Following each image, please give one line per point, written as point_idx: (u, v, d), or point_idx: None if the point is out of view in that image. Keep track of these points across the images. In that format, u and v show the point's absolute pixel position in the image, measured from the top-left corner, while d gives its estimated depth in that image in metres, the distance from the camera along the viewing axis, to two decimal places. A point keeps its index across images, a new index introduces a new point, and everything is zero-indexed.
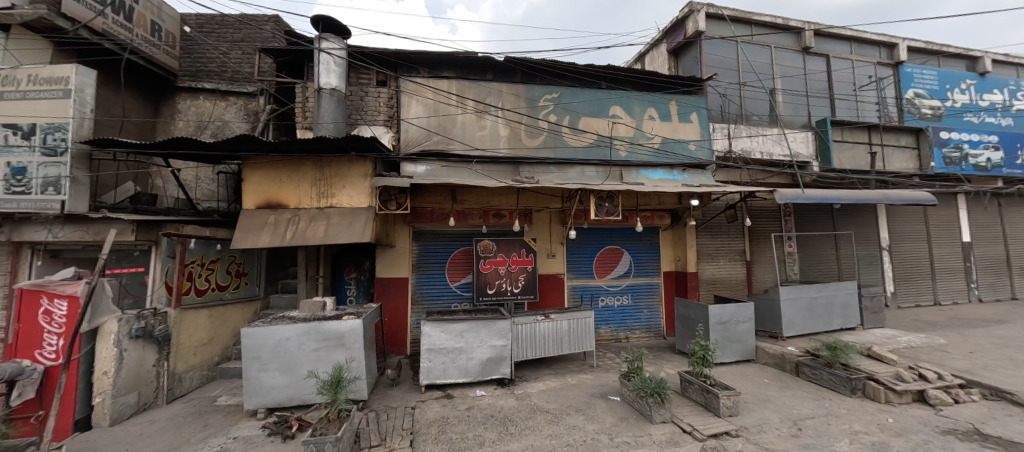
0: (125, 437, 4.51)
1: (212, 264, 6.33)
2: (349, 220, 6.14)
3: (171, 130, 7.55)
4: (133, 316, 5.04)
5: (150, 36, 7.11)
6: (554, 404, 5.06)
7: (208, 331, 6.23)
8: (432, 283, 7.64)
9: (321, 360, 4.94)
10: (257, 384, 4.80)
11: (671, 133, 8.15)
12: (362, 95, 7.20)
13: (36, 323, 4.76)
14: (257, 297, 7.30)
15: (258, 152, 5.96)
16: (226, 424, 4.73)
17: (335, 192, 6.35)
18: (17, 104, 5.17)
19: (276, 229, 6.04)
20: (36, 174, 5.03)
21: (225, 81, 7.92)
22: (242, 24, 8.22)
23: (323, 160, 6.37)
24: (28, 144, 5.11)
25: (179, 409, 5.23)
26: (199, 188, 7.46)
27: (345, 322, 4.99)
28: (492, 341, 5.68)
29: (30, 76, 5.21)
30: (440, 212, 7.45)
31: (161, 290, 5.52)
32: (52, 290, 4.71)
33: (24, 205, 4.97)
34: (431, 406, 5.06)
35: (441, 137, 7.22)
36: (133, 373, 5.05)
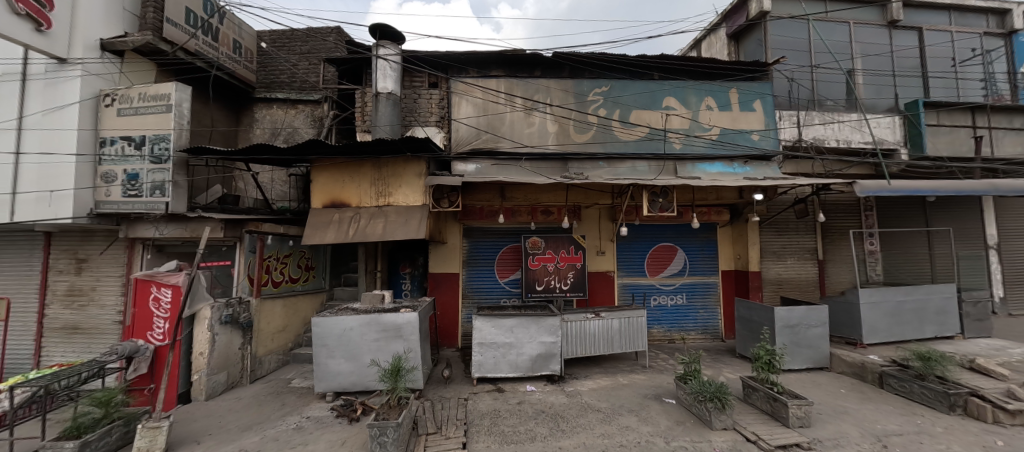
0: (218, 411, 5.11)
1: (285, 258, 6.97)
2: (404, 218, 6.44)
3: (250, 137, 8.34)
4: (223, 305, 5.67)
5: (233, 53, 7.89)
6: (605, 403, 5.00)
7: (283, 319, 6.86)
8: (482, 279, 7.81)
9: (381, 350, 5.25)
10: (325, 370, 5.21)
11: (731, 123, 7.65)
12: (415, 97, 7.54)
13: (147, 309, 5.47)
14: (323, 289, 7.93)
15: (324, 155, 6.43)
16: (299, 405, 5.19)
17: (392, 191, 6.68)
18: (129, 119, 5.92)
19: (340, 227, 6.49)
20: (146, 179, 5.81)
21: (295, 90, 8.65)
22: (309, 37, 8.95)
23: (381, 161, 6.72)
24: (140, 153, 5.90)
25: (261, 389, 5.83)
26: (273, 189, 8.22)
27: (402, 314, 5.27)
28: (542, 338, 5.71)
29: (139, 93, 5.94)
30: (489, 209, 7.56)
31: (245, 281, 6.15)
32: (160, 280, 5.42)
33: (137, 205, 5.80)
34: (483, 398, 5.20)
35: (490, 136, 7.36)
36: (223, 354, 5.69)
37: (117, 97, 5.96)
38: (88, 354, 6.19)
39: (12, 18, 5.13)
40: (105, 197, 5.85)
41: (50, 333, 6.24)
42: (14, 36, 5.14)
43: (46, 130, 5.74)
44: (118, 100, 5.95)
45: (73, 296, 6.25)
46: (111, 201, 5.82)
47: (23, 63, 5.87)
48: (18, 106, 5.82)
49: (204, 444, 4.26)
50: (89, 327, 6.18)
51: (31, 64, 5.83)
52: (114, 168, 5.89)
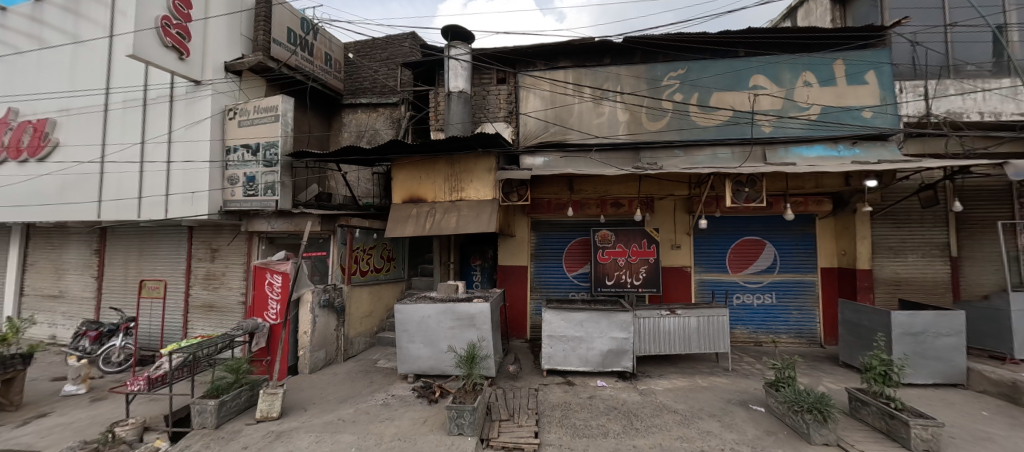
0: (319, 383, 5.80)
1: (371, 249, 7.62)
2: (476, 212, 6.68)
3: (339, 140, 9.21)
4: (321, 289, 6.39)
5: (325, 65, 8.76)
6: (683, 404, 4.76)
7: (369, 305, 7.53)
8: (550, 272, 7.83)
9: (457, 337, 5.54)
10: (406, 353, 5.63)
11: (836, 99, 6.71)
12: (484, 94, 7.75)
13: (263, 291, 6.28)
14: (402, 278, 8.56)
15: (402, 154, 6.88)
16: (385, 383, 5.69)
17: (465, 186, 6.95)
18: (247, 129, 6.88)
19: (418, 221, 6.93)
20: (261, 181, 6.73)
21: (376, 95, 9.27)
22: (388, 45, 9.62)
23: (454, 158, 7.01)
24: (256, 158, 6.82)
25: (353, 367, 6.49)
26: (359, 187, 9.01)
27: (475, 304, 5.49)
28: (613, 333, 5.57)
29: (254, 106, 6.86)
30: (557, 202, 7.59)
31: (338, 270, 6.85)
32: (273, 267, 6.19)
33: (254, 203, 6.75)
34: (553, 390, 5.24)
35: (558, 128, 7.31)
36: (322, 334, 6.43)
37: (238, 110, 6.95)
38: (221, 328, 7.39)
39: (161, 50, 6.22)
40: (231, 197, 6.90)
41: (193, 310, 7.56)
42: (163, 65, 6.26)
43: (188, 142, 6.91)
44: (238, 113, 6.94)
45: (209, 279, 7.48)
46: (236, 200, 6.85)
47: (170, 87, 7.09)
48: (167, 123, 7.07)
49: (310, 412, 4.86)
50: (221, 306, 7.38)
51: (176, 87, 7.04)
52: (237, 172, 6.91)
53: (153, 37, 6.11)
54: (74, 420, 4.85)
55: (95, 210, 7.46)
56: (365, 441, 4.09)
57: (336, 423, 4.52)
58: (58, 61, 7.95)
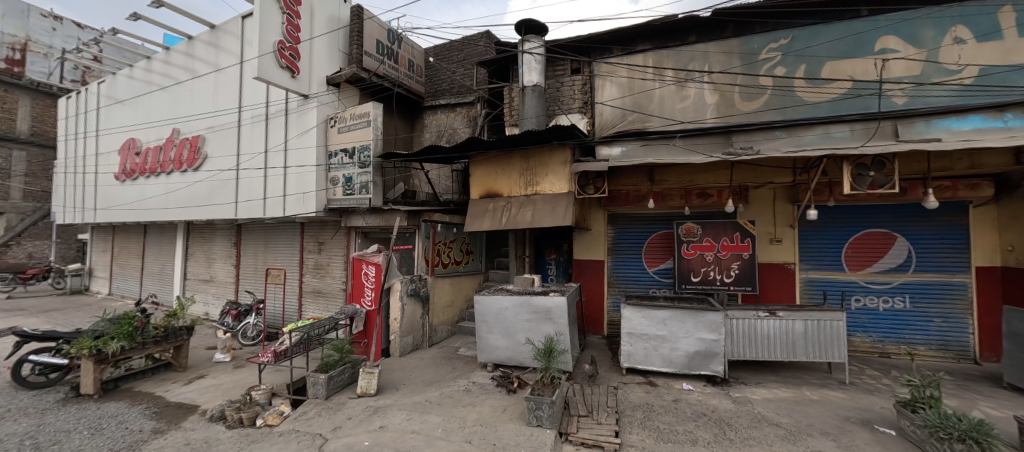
0: (408, 366, 6.28)
1: (451, 243, 7.97)
2: (551, 205, 6.65)
3: (421, 141, 9.77)
4: (409, 280, 6.91)
5: (408, 71, 9.37)
6: (787, 418, 4.25)
7: (450, 295, 7.94)
8: (628, 267, 7.50)
9: (534, 329, 5.58)
10: (486, 343, 5.83)
11: (1003, 56, 5.34)
12: (558, 86, 7.65)
13: (359, 280, 6.92)
14: (480, 271, 8.90)
15: (480, 150, 7.10)
16: (466, 371, 5.96)
17: (540, 180, 6.94)
18: (346, 135, 7.66)
19: (495, 215, 7.10)
20: (357, 181, 7.44)
21: (453, 95, 9.55)
22: (464, 46, 9.91)
23: (529, 152, 7.04)
24: (352, 161, 7.54)
25: (437, 353, 6.91)
26: (440, 184, 9.47)
27: (551, 297, 5.49)
28: (701, 334, 5.17)
29: (351, 114, 7.61)
30: (636, 194, 7.25)
31: (423, 263, 7.30)
32: (367, 259, 6.77)
33: (352, 201, 7.49)
34: (634, 390, 5.03)
35: (638, 115, 6.93)
36: (410, 321, 6.94)
37: (338, 119, 7.78)
38: (327, 311, 8.37)
39: (278, 70, 7.14)
40: (333, 196, 7.75)
41: (306, 295, 8.66)
42: (281, 83, 7.20)
43: (299, 149, 7.90)
44: (338, 121, 7.75)
45: (318, 269, 8.51)
46: (337, 199, 7.69)
47: (285, 102, 8.16)
48: (284, 134, 8.16)
49: (402, 391, 5.30)
50: (327, 292, 8.35)
51: (289, 101, 8.08)
52: (337, 174, 7.73)
53: (272, 60, 7.05)
54: (222, 383, 5.87)
55: (232, 210, 8.89)
56: (450, 423, 4.33)
57: (424, 404, 4.85)
58: (204, 87, 9.59)
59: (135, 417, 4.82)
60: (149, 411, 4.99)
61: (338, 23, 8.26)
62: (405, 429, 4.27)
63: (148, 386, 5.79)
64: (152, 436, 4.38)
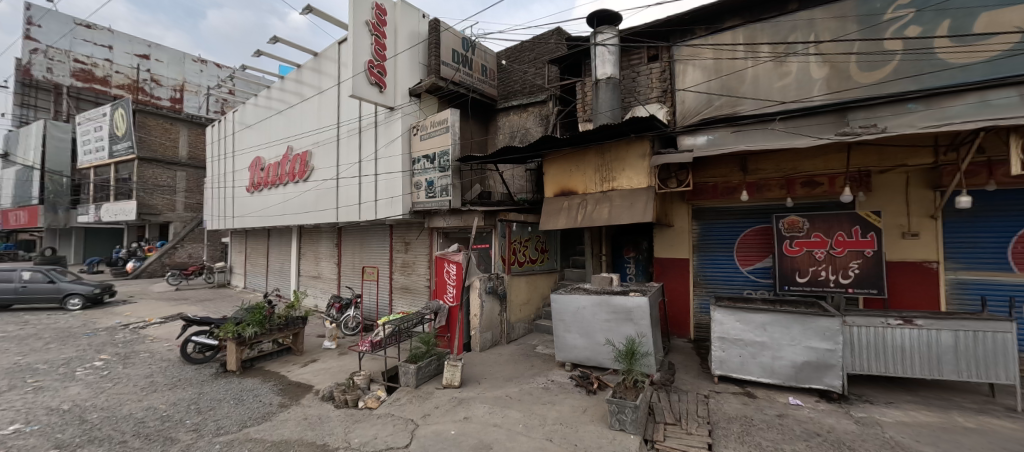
0: (489, 361, 6.47)
1: (526, 241, 8.04)
2: (630, 201, 6.36)
3: (495, 142, 9.97)
4: (487, 277, 7.14)
5: (482, 75, 9.67)
6: (929, 447, 3.55)
7: (527, 293, 8.02)
8: (718, 266, 6.89)
9: (614, 330, 5.38)
10: (563, 342, 5.77)
11: None
12: (634, 76, 7.38)
13: (441, 278, 7.26)
14: (555, 269, 8.88)
15: (554, 148, 7.06)
16: (545, 369, 5.96)
17: (617, 175, 6.68)
18: (428, 141, 8.14)
19: (570, 213, 7.00)
20: (438, 184, 7.86)
21: (524, 95, 9.55)
22: (535, 45, 9.89)
23: (604, 147, 6.81)
24: (433, 165, 7.98)
25: (515, 349, 7.03)
26: (514, 184, 9.55)
27: (632, 297, 5.24)
28: (811, 342, 4.54)
29: (431, 122, 8.07)
30: (725, 185, 6.65)
31: (500, 261, 7.47)
32: (448, 257, 7.12)
33: (434, 203, 7.93)
34: (729, 400, 4.59)
35: (727, 99, 6.29)
36: (488, 318, 7.16)
37: (420, 127, 8.31)
38: (414, 306, 8.99)
39: (369, 87, 7.84)
40: (417, 199, 8.29)
41: (395, 291, 9.40)
42: (371, 98, 7.90)
43: (387, 157, 8.61)
44: (420, 129, 8.28)
45: (405, 266, 9.18)
46: (421, 202, 8.21)
47: (374, 115, 8.94)
48: (374, 144, 8.95)
49: (483, 385, 5.48)
50: (414, 289, 8.97)
51: (378, 114, 8.83)
52: (420, 178, 8.24)
53: (364, 78, 7.77)
54: (330, 367, 6.62)
55: (334, 214, 9.99)
56: (531, 420, 4.36)
57: (505, 398, 4.96)
58: (310, 108, 10.92)
59: (266, 392, 5.66)
60: (276, 388, 5.82)
61: (418, 37, 8.81)
62: (487, 421, 4.40)
63: (274, 366, 6.74)
64: (278, 409, 5.09)
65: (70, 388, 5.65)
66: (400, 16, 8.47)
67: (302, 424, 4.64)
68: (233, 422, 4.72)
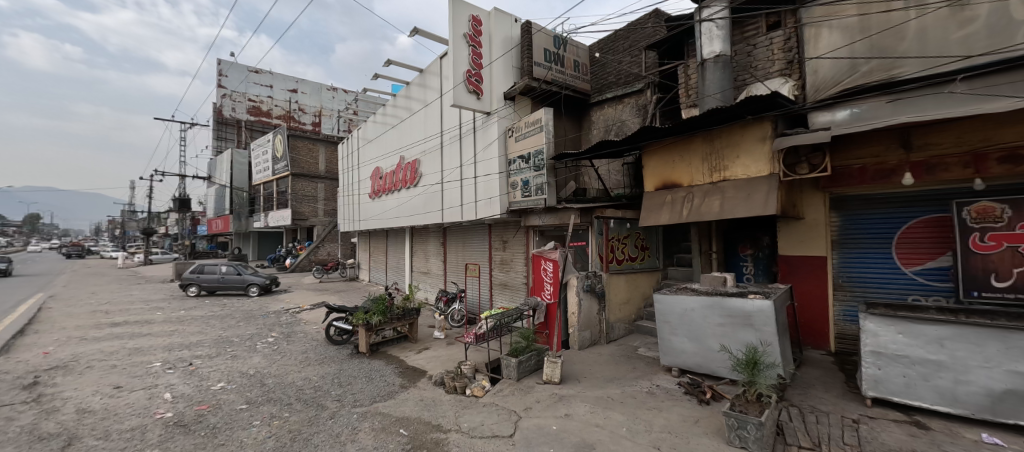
0: (588, 360, 6.35)
1: (625, 239, 7.67)
2: (747, 192, 5.64)
3: (589, 138, 9.70)
4: (585, 275, 6.99)
5: (574, 71, 9.51)
6: None
7: (627, 293, 7.67)
8: (867, 266, 5.73)
9: (730, 335, 4.82)
10: (670, 346, 5.36)
11: None
12: (750, 49, 6.56)
13: (539, 275, 7.31)
14: (657, 268, 8.35)
15: (653, 139, 6.62)
16: (649, 372, 5.62)
17: (729, 164, 6.00)
18: (523, 142, 8.30)
19: (673, 208, 6.50)
20: (533, 183, 7.96)
21: (620, 86, 9.12)
22: (630, 32, 9.28)
23: (714, 133, 6.16)
24: (528, 165, 8.11)
25: (615, 350, 6.78)
26: (610, 179, 9.18)
27: (751, 300, 4.63)
28: (1017, 366, 3.49)
29: (526, 123, 8.23)
30: (878, 167, 5.48)
31: (597, 259, 7.24)
32: (545, 255, 7.14)
33: (531, 202, 8.05)
34: (888, 428, 3.77)
35: (879, 62, 5.16)
36: (587, 317, 7.02)
37: (515, 129, 8.54)
38: (513, 302, 9.25)
39: (467, 95, 8.34)
40: (514, 199, 8.52)
41: (495, 287, 9.81)
42: (470, 106, 8.39)
43: (485, 160, 9.03)
44: (515, 131, 8.50)
45: (504, 264, 9.51)
46: (517, 201, 8.41)
47: (473, 121, 9.47)
48: (473, 149, 9.46)
49: (584, 384, 5.38)
50: (512, 285, 9.25)
51: (477, 120, 9.33)
52: (516, 178, 8.45)
53: (463, 88, 8.29)
54: (440, 355, 7.19)
55: (439, 216, 10.83)
56: (636, 425, 4.14)
57: (607, 399, 4.81)
58: (418, 120, 12.02)
59: (389, 373, 6.39)
60: (397, 370, 6.52)
61: (512, 42, 9.04)
62: (589, 421, 4.31)
63: (395, 351, 7.57)
64: (399, 389, 5.70)
65: (253, 358, 7.11)
66: (494, 24, 8.80)
67: (419, 404, 5.12)
68: (366, 397, 5.42)
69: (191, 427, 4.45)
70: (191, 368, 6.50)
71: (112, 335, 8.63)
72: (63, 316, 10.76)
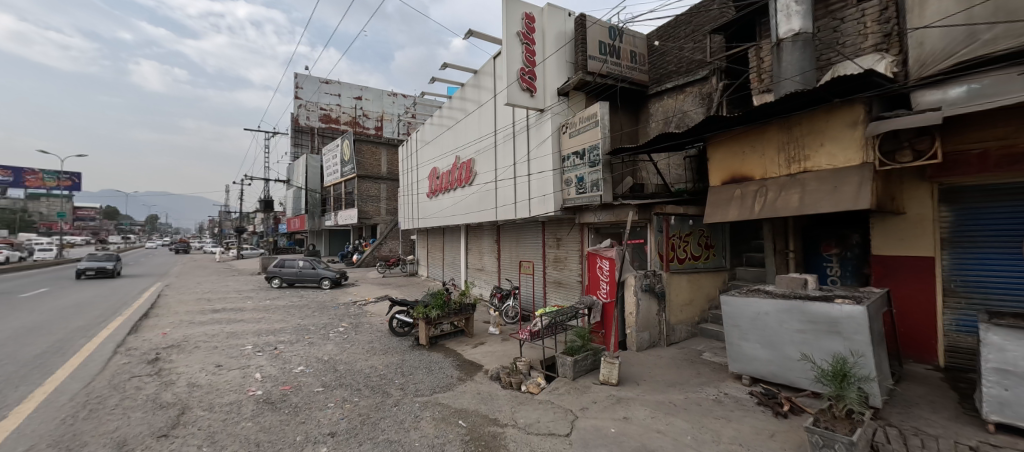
0: (647, 363, 6.10)
1: (687, 237, 7.24)
2: (833, 184, 5.06)
3: (647, 131, 9.28)
4: (644, 275, 6.70)
5: (631, 62, 9.12)
6: None
7: (689, 293, 7.25)
8: (988, 269, 4.89)
9: (812, 343, 4.35)
10: (741, 352, 4.98)
11: None
12: (837, 24, 5.91)
13: (594, 273, 7.15)
14: (724, 268, 7.80)
15: (720, 129, 6.18)
16: (716, 379, 5.27)
17: (811, 153, 5.43)
18: (578, 138, 8.13)
19: (743, 203, 6.01)
20: (588, 180, 7.79)
21: (682, 75, 8.58)
22: (693, 16, 8.75)
23: (792, 120, 5.61)
24: (583, 161, 7.94)
25: (676, 353, 6.45)
26: (670, 174, 8.70)
27: (838, 305, 4.14)
28: None
29: (580, 118, 8.06)
30: (1005, 152, 4.63)
31: (656, 258, 6.91)
32: (601, 253, 6.96)
33: (585, 199, 7.88)
34: None
35: (1005, 27, 4.21)
36: (645, 318, 6.74)
37: (569, 125, 8.40)
38: (567, 300, 9.14)
39: (520, 93, 8.46)
40: (568, 196, 8.40)
41: (549, 285, 9.75)
42: (523, 103, 8.48)
43: (539, 157, 9.01)
44: (569, 127, 8.36)
45: (558, 261, 9.42)
46: (571, 199, 8.28)
47: (526, 119, 9.49)
48: (527, 146, 9.48)
49: (643, 387, 5.17)
50: (566, 283, 9.14)
51: (530, 118, 9.35)
52: (571, 175, 8.31)
53: (517, 87, 8.42)
54: (496, 351, 7.30)
55: (493, 214, 11.00)
56: (701, 434, 3.90)
57: (668, 404, 4.59)
58: (473, 120, 12.29)
59: (447, 366, 6.61)
60: (454, 363, 6.73)
61: (566, 37, 8.90)
62: (650, 426, 4.13)
63: (452, 345, 7.81)
64: (457, 381, 5.87)
65: (327, 345, 7.72)
66: (548, 20, 8.75)
67: (476, 397, 5.24)
68: (426, 387, 5.65)
69: (277, 405, 4.92)
70: (276, 352, 7.21)
71: (213, 320, 9.83)
72: (176, 302, 12.45)
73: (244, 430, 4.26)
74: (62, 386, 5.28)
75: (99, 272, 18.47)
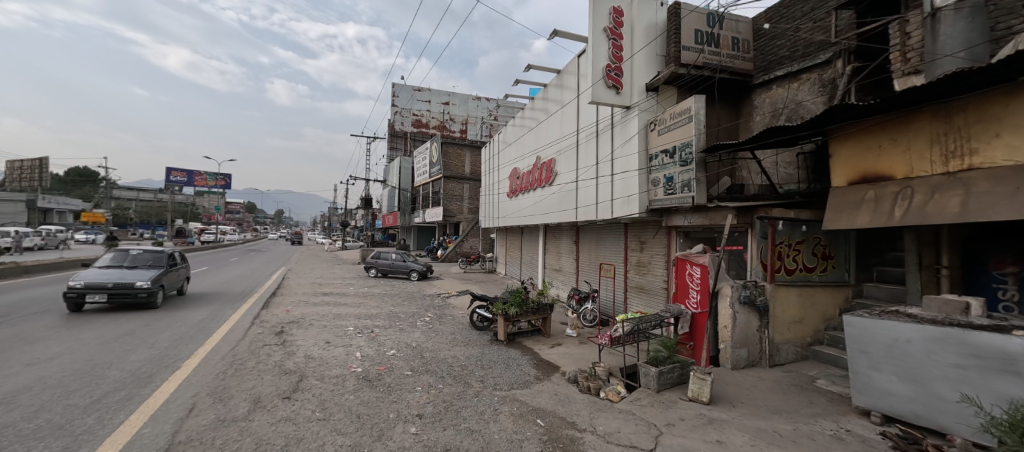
0: (745, 383, 5.48)
1: (798, 245, 6.36)
2: (1011, 185, 4.01)
3: (749, 126, 8.33)
4: (742, 285, 6.03)
5: (733, 51, 8.31)
6: None
7: (799, 310, 6.35)
8: None
9: (975, 382, 3.50)
10: (871, 383, 4.23)
11: None
12: None
13: (683, 280, 6.75)
14: (846, 282, 6.71)
15: (847, 120, 5.32)
16: (833, 411, 4.54)
17: (978, 147, 4.37)
18: (668, 135, 7.59)
19: (877, 207, 5.10)
20: (679, 180, 7.23)
21: (797, 61, 7.50)
22: None
23: (951, 107, 4.59)
24: (673, 160, 7.41)
25: (782, 376, 5.69)
26: (778, 174, 7.72)
27: (1018, 339, 3.24)
28: None
29: (670, 114, 7.53)
30: None
31: (758, 267, 6.19)
32: (692, 259, 6.52)
33: (674, 200, 7.33)
34: None
35: None
36: (743, 333, 6.04)
37: (657, 122, 7.90)
38: (650, 307, 8.63)
39: (604, 90, 8.22)
40: (654, 197, 7.93)
41: (631, 290, 9.31)
42: (608, 101, 8.25)
43: (624, 156, 8.67)
44: (658, 124, 7.87)
45: (642, 266, 8.92)
46: (658, 199, 7.79)
47: (611, 117, 9.19)
48: (611, 145, 9.17)
49: (738, 410, 4.65)
50: (650, 289, 8.64)
51: (615, 115, 9.02)
52: (658, 175, 7.83)
53: (602, 84, 8.21)
54: (573, 353, 7.18)
55: (573, 214, 10.85)
56: None
57: (771, 433, 4.06)
58: (555, 120, 12.28)
59: (525, 363, 6.67)
60: (531, 361, 6.77)
61: (657, 29, 8.40)
62: None
63: (529, 343, 7.87)
64: (535, 380, 5.90)
65: (414, 333, 8.30)
66: (637, 12, 8.34)
67: (554, 398, 5.20)
68: (505, 382, 5.77)
69: (374, 383, 5.42)
70: (373, 334, 7.95)
71: (323, 303, 11.20)
72: (296, 285, 14.44)
73: (347, 401, 4.76)
74: (216, 347, 6.45)
75: (108, 299, 8.19)
